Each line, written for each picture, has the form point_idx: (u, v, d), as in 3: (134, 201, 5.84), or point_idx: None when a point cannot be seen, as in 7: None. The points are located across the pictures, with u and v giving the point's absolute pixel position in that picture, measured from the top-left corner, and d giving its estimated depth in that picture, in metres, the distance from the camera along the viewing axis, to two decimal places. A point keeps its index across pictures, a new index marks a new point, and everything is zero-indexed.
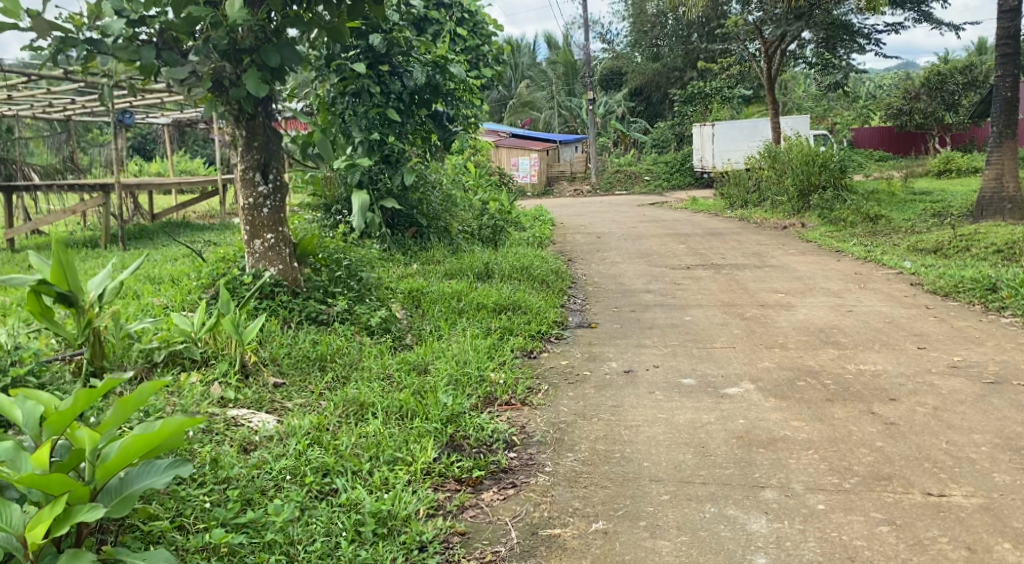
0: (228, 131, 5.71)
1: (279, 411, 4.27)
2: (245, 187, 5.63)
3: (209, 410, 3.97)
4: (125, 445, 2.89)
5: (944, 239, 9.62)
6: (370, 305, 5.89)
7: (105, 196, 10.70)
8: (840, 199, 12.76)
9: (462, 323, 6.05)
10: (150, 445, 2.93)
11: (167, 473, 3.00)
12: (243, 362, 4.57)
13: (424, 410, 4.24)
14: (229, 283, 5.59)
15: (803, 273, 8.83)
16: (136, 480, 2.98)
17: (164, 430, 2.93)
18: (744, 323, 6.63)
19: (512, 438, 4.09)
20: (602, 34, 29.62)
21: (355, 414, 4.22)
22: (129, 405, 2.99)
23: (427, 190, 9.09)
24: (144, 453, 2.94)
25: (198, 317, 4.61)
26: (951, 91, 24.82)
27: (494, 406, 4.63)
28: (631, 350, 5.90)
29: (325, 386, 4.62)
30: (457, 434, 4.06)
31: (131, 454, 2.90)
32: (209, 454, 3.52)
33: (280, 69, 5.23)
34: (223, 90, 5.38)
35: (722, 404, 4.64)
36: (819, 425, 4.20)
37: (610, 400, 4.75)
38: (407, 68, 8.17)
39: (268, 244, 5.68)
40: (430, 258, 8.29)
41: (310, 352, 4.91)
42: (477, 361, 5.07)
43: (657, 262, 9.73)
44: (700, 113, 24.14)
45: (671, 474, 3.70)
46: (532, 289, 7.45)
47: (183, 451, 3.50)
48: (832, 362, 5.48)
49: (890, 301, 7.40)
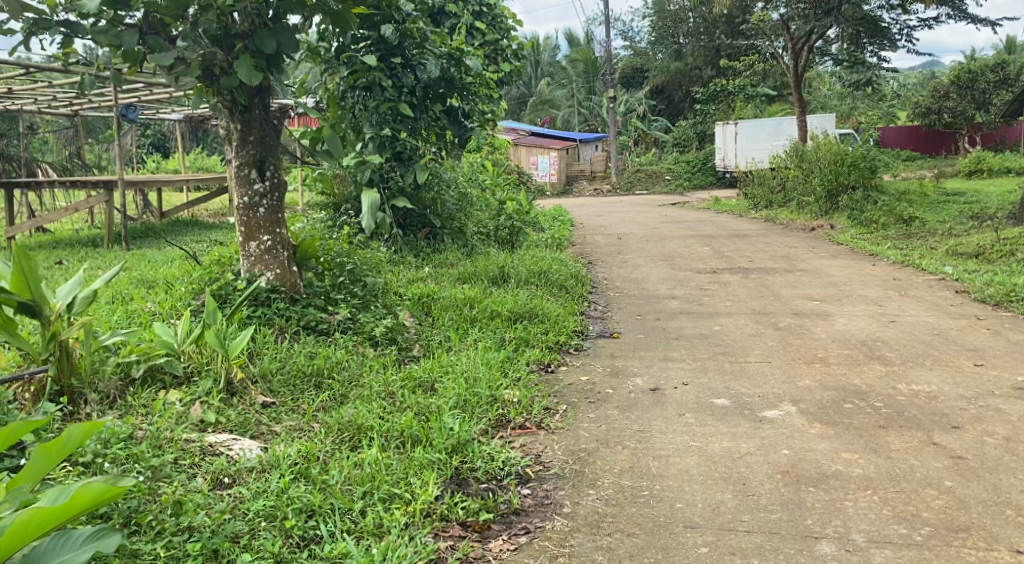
0: (222, 124, 5.25)
1: (266, 437, 3.80)
2: (239, 184, 5.17)
3: (184, 436, 3.48)
4: (28, 516, 2.51)
5: (986, 242, 9.07)
6: (374, 313, 5.44)
7: (108, 193, 10.28)
8: (870, 200, 12.21)
9: (474, 334, 5.60)
10: (67, 514, 2.58)
11: (85, 547, 2.61)
12: (229, 379, 4.10)
13: (427, 437, 3.77)
14: (220, 289, 5.15)
15: (838, 278, 8.31)
16: (48, 556, 2.60)
17: (82, 494, 2.58)
18: (779, 334, 6.12)
19: (525, 470, 3.63)
20: (623, 32, 29.02)
21: (351, 442, 3.77)
22: (53, 453, 2.67)
23: (440, 189, 8.62)
24: (56, 523, 2.57)
25: (182, 328, 4.16)
26: (982, 90, 24.01)
27: (507, 431, 4.15)
28: (656, 364, 5.39)
29: (319, 407, 4.16)
30: (463, 465, 3.60)
31: (37, 527, 2.54)
32: (174, 495, 3.07)
33: (277, 57, 4.77)
34: (213, 79, 4.84)
35: (762, 430, 4.15)
36: (875, 459, 3.73)
37: (637, 424, 4.25)
38: (420, 61, 7.88)
39: (264, 247, 5.23)
40: (442, 261, 7.82)
41: (305, 366, 4.44)
42: (489, 378, 4.58)
43: (681, 265, 9.22)
44: (723, 112, 23.59)
45: (708, 519, 3.24)
46: (551, 295, 6.97)
47: (142, 494, 3.04)
48: (880, 380, 4.98)
49: (935, 310, 6.89)
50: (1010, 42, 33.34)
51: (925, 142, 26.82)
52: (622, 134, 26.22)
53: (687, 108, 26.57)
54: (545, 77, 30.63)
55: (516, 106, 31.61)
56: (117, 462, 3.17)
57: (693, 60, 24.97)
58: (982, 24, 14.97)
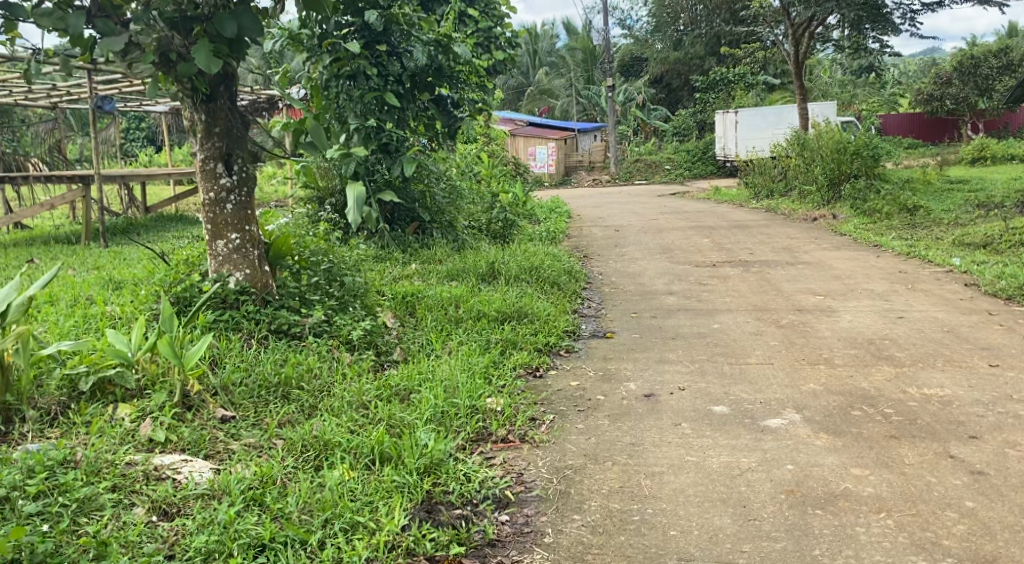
0: (185, 114, 4.90)
1: (221, 457, 3.48)
2: (204, 179, 4.84)
3: (127, 458, 3.18)
4: None
5: (994, 233, 8.73)
6: (353, 315, 5.11)
7: (86, 188, 9.92)
8: (873, 189, 11.87)
9: (458, 336, 5.27)
10: None
11: None
12: (185, 392, 3.77)
13: (398, 455, 3.45)
14: (185, 291, 4.82)
15: (841, 271, 7.97)
16: None
17: None
18: (780, 333, 5.79)
19: (505, 492, 3.33)
20: (622, 20, 28.57)
21: (315, 461, 3.45)
22: None
23: (429, 181, 8.27)
24: None
25: (136, 336, 3.82)
26: (985, 76, 23.52)
27: (486, 445, 3.82)
28: (652, 367, 5.07)
29: (285, 420, 3.83)
30: (436, 487, 3.30)
31: None
32: (98, 536, 2.78)
33: (240, 41, 4.39)
34: (172, 66, 4.53)
35: (763, 442, 3.83)
36: (887, 475, 3.42)
37: (629, 436, 3.93)
38: (407, 48, 7.50)
39: (232, 246, 4.90)
40: (430, 257, 7.46)
41: (272, 375, 4.11)
42: (470, 387, 4.24)
43: (679, 258, 8.89)
44: (722, 100, 23.24)
45: (705, 550, 2.96)
46: (542, 293, 6.64)
47: (61, 537, 2.77)
48: (889, 383, 4.66)
49: (944, 305, 6.56)
50: (1014, 28, 32.83)
51: (928, 130, 26.42)
52: (621, 124, 25.87)
53: (687, 97, 26.21)
54: (544, 67, 30.22)
55: (515, 96, 31.24)
56: (37, 496, 2.88)
57: (693, 49, 24.62)
58: (989, 6, 14.56)
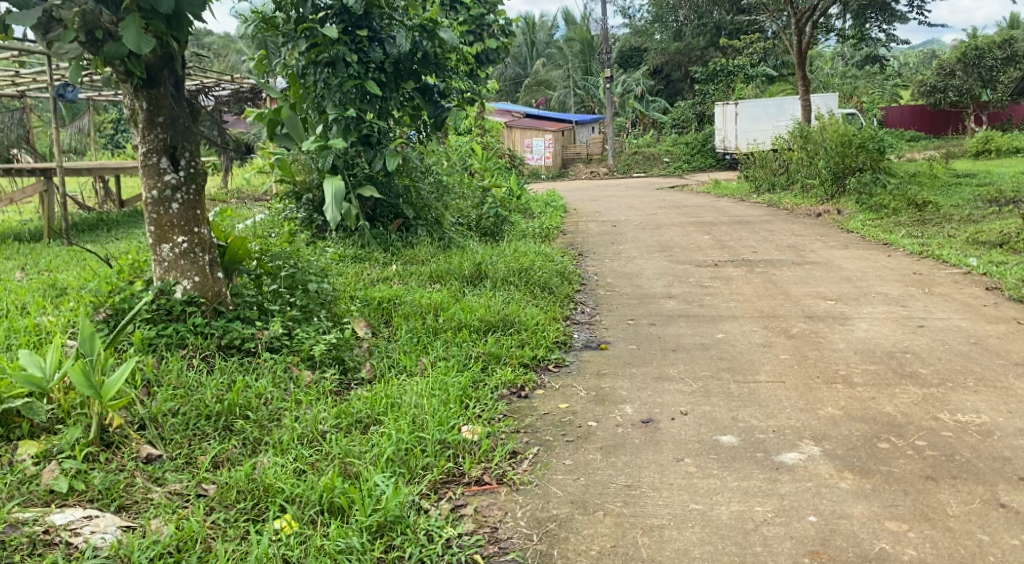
0: (124, 102, 4.31)
1: (138, 509, 2.95)
2: (146, 175, 4.26)
3: (13, 518, 2.76)
4: None
5: (1011, 231, 8.18)
6: (316, 326, 4.55)
7: (48, 183, 9.27)
8: (879, 182, 11.30)
9: (436, 351, 4.72)
10: None
11: None
12: (103, 426, 3.22)
13: (350, 509, 2.95)
14: (123, 301, 4.25)
15: (851, 272, 7.42)
16: None
17: None
18: (791, 344, 5.23)
19: (472, 557, 2.87)
20: (621, 8, 27.89)
21: (251, 514, 2.94)
22: None
23: (415, 175, 7.67)
24: None
25: (50, 360, 3.25)
26: (988, 67, 22.98)
27: (457, 489, 3.27)
28: (650, 386, 4.50)
29: (222, 460, 3.29)
30: (390, 552, 2.83)
31: None
32: None
33: (179, 16, 3.85)
34: (100, 48, 3.87)
35: (779, 484, 3.28)
36: (930, 532, 2.96)
37: (623, 476, 3.37)
38: (390, 34, 6.92)
39: (179, 250, 4.33)
40: (414, 257, 6.89)
41: (213, 404, 3.54)
42: (442, 414, 3.67)
43: (679, 257, 8.32)
44: (722, 92, 22.67)
45: None
46: (532, 298, 6.08)
47: None
48: (918, 407, 4.12)
49: (967, 311, 6.01)
50: (1017, 19, 32.13)
51: (929, 123, 25.82)
52: (619, 114, 25.64)
53: (686, 88, 25.61)
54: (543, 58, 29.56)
55: (511, 86, 30.64)
56: None
57: (693, 40, 24.01)
58: None
